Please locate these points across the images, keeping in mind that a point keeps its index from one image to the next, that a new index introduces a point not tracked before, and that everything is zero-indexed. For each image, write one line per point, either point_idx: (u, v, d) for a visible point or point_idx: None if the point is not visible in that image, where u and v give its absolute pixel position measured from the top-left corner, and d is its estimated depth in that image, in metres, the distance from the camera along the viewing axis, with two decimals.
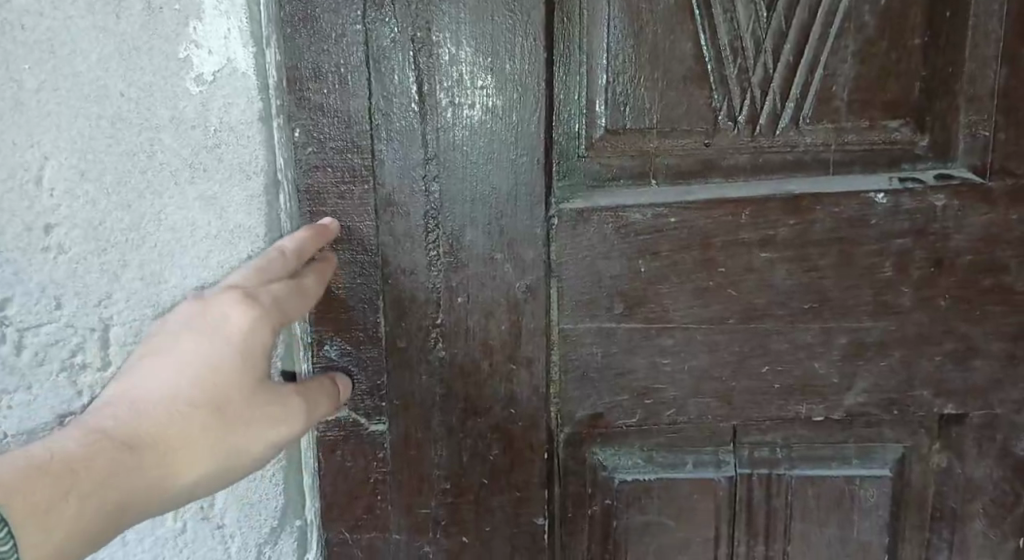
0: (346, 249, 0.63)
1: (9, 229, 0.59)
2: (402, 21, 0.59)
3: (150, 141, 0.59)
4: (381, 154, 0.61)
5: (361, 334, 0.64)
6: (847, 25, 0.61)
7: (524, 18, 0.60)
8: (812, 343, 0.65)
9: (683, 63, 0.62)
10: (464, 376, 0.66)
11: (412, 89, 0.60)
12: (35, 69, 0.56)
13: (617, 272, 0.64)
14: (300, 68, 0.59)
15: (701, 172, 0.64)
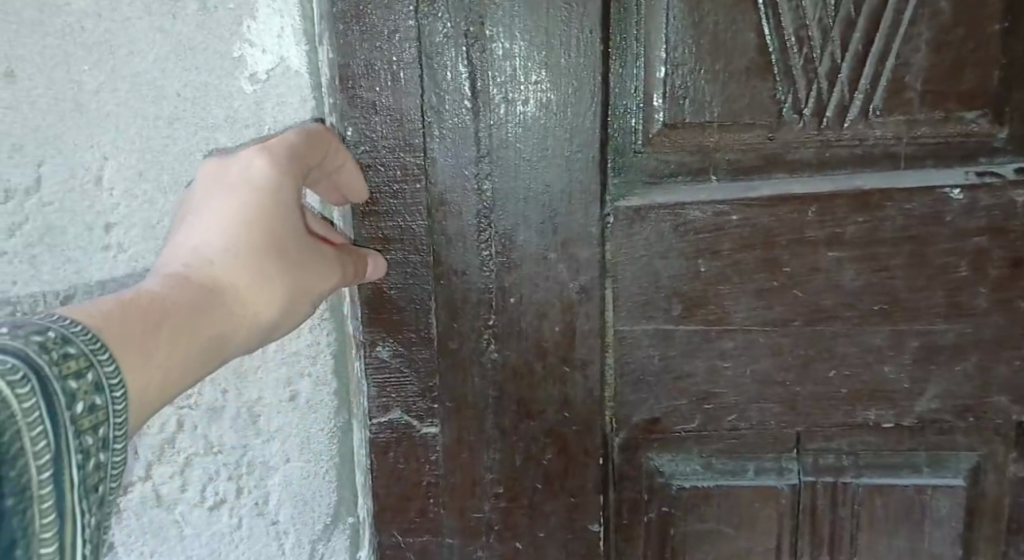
0: (398, 249, 0.62)
1: (71, 229, 0.60)
2: (456, 17, 0.58)
3: (207, 140, 0.60)
4: (433, 153, 0.60)
5: (413, 335, 0.63)
6: (921, 12, 0.58)
7: (580, 11, 0.58)
8: (882, 346, 0.63)
9: (746, 54, 0.59)
10: (517, 379, 0.64)
11: (465, 85, 0.59)
12: (95, 70, 0.57)
13: (676, 271, 0.62)
14: (352, 66, 0.58)
15: (762, 168, 0.62)
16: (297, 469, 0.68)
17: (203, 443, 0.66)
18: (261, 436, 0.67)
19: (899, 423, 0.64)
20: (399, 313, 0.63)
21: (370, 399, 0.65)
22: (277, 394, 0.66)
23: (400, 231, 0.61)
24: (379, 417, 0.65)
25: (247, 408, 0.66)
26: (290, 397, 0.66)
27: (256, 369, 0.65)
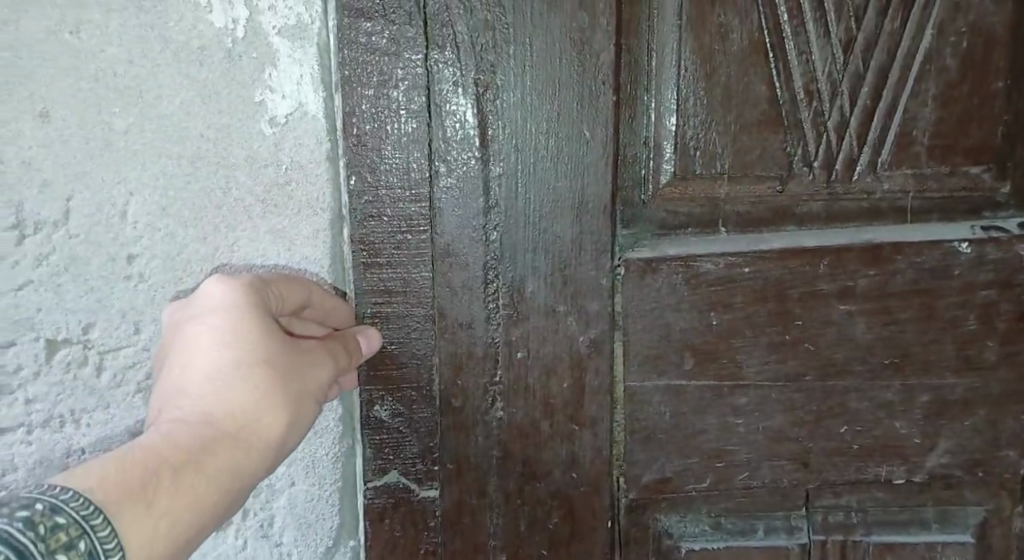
0: (400, 302, 0.59)
1: (94, 260, 0.55)
2: (466, 67, 0.56)
3: (226, 180, 0.56)
4: (439, 205, 0.58)
5: (413, 393, 0.60)
6: (928, 67, 0.58)
7: (594, 61, 0.56)
8: (892, 402, 0.62)
9: (757, 107, 0.58)
10: (523, 438, 0.61)
11: (473, 135, 0.57)
12: (125, 112, 0.54)
13: (686, 325, 0.60)
14: (357, 116, 0.56)
15: (772, 221, 0.61)
16: (301, 493, 0.62)
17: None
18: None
19: (909, 479, 0.64)
20: (399, 371, 0.60)
21: (366, 461, 0.61)
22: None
23: (401, 285, 0.59)
24: (376, 480, 0.61)
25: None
26: None
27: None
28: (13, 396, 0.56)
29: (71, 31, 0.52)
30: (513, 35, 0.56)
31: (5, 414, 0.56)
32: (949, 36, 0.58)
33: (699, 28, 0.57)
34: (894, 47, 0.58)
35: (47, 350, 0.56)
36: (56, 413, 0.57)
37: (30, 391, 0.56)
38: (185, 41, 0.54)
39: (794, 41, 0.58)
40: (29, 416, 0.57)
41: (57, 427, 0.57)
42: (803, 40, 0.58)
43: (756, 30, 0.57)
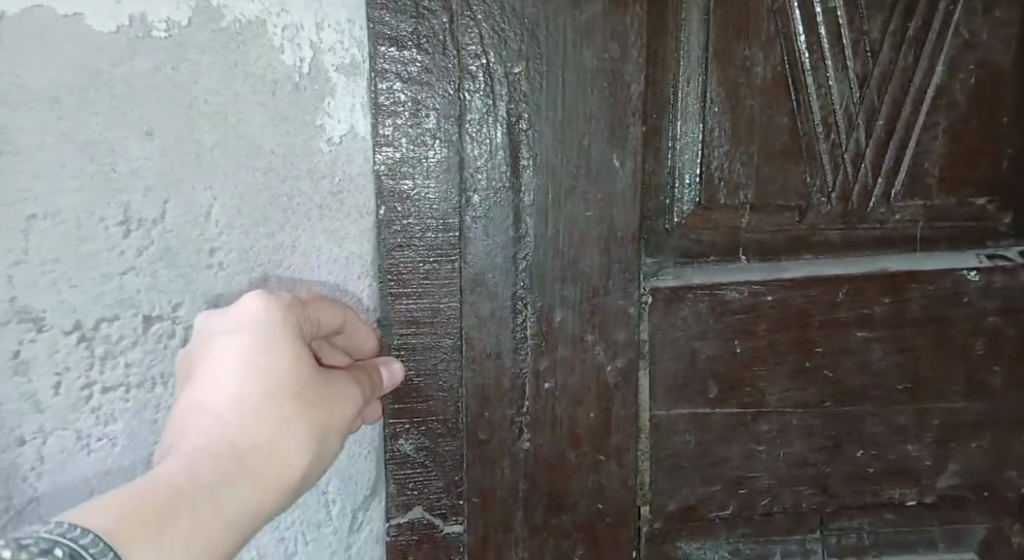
0: (428, 333, 0.58)
1: (183, 252, 0.57)
2: (498, 97, 0.56)
3: (290, 189, 0.57)
4: (469, 235, 0.57)
5: (439, 426, 0.59)
6: (938, 102, 0.61)
7: (625, 93, 0.57)
8: (906, 426, 0.64)
9: (779, 137, 0.60)
10: (550, 469, 0.60)
11: (504, 164, 0.57)
12: (209, 130, 0.55)
13: (711, 353, 0.60)
14: (386, 142, 0.56)
15: (790, 248, 0.63)
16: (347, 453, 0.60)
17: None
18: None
19: (921, 499, 0.65)
20: (426, 404, 0.59)
21: (389, 498, 0.60)
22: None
23: (429, 317, 0.58)
24: (399, 517, 0.60)
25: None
26: None
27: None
28: (115, 361, 0.57)
29: (171, 67, 0.54)
30: (547, 66, 0.56)
31: (107, 376, 0.58)
32: (958, 72, 0.60)
33: (725, 61, 0.58)
34: (906, 82, 0.60)
35: (142, 324, 0.57)
36: (149, 378, 0.58)
37: (128, 356, 0.58)
38: (262, 75, 0.55)
39: (814, 75, 0.59)
40: (127, 378, 0.58)
41: (149, 390, 0.58)
42: (822, 74, 0.59)
43: (778, 63, 0.59)
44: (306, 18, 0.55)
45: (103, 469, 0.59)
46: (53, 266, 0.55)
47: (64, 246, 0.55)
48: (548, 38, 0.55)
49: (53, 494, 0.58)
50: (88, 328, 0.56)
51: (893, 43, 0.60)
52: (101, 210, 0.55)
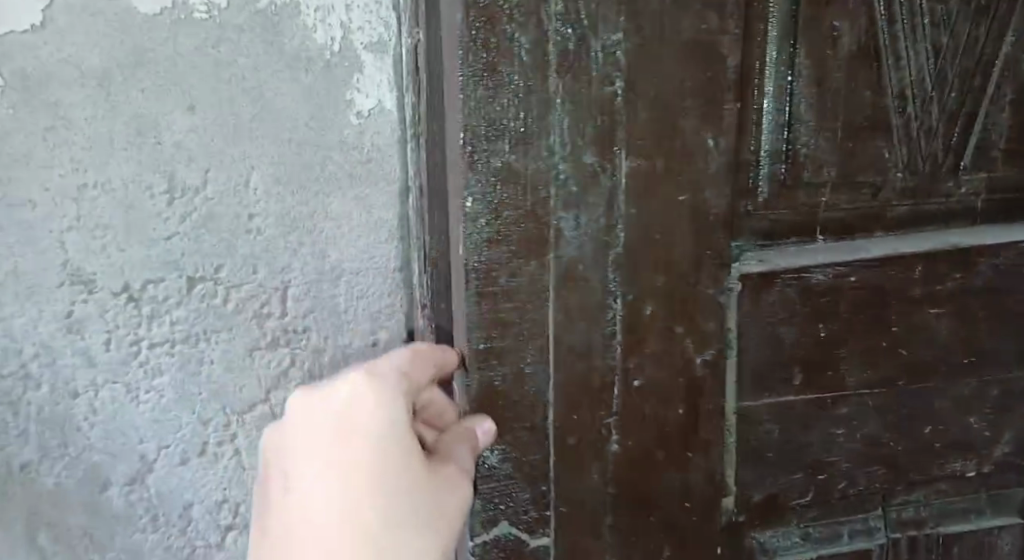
0: (516, 334, 0.53)
1: (226, 218, 0.68)
2: (595, 71, 0.50)
3: (324, 158, 0.68)
4: (559, 225, 0.52)
5: (525, 434, 0.54)
6: (1006, 73, 0.60)
7: (719, 64, 0.52)
8: (971, 399, 0.64)
9: (861, 112, 0.57)
10: (637, 471, 0.57)
11: (600, 147, 0.51)
12: (251, 106, 0.66)
13: (796, 339, 0.58)
14: (471, 123, 0.49)
15: (862, 226, 0.61)
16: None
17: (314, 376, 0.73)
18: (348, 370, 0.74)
19: (979, 469, 0.67)
20: (515, 411, 0.54)
21: (473, 515, 0.55)
22: (364, 334, 0.73)
23: (519, 317, 0.53)
24: (483, 534, 0.55)
25: (339, 347, 0.73)
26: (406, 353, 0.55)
27: (350, 314, 0.73)
28: (161, 319, 0.69)
29: (212, 46, 0.64)
30: (646, 35, 0.50)
31: (153, 333, 0.69)
32: None
33: (811, 30, 0.55)
34: (977, 51, 0.59)
35: (186, 285, 0.69)
36: (193, 333, 0.70)
37: (173, 315, 0.69)
38: (298, 55, 0.66)
39: (893, 46, 0.57)
40: (172, 334, 0.70)
41: (193, 344, 0.70)
42: (901, 46, 0.57)
43: (864, 33, 0.56)
44: (336, 3, 0.66)
45: (151, 417, 0.71)
46: (103, 231, 0.66)
47: (115, 214, 0.66)
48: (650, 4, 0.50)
49: (104, 440, 0.70)
50: (135, 290, 0.68)
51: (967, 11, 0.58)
52: (150, 180, 0.66)
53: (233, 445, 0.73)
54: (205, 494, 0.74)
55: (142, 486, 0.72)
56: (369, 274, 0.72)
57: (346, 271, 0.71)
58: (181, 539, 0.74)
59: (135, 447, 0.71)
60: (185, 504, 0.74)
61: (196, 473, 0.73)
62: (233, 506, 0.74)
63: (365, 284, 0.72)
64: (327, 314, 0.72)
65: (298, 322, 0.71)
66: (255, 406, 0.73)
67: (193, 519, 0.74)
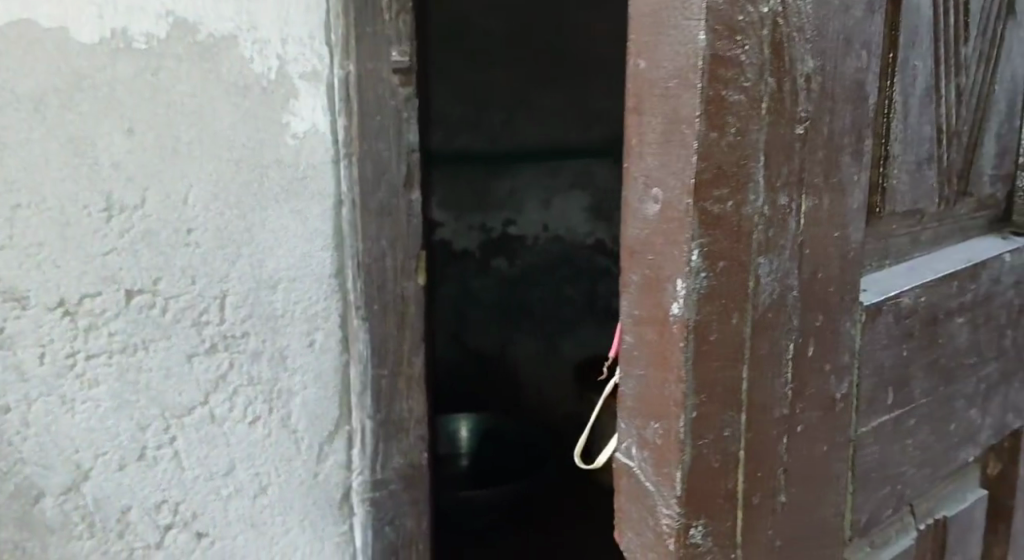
0: (722, 399, 0.45)
1: (164, 233, 0.83)
2: (799, 104, 0.45)
3: (261, 174, 0.86)
4: (757, 266, 0.45)
5: (722, 502, 0.47)
6: (984, 113, 0.70)
7: (863, 96, 0.50)
8: (970, 395, 0.75)
9: (923, 144, 0.62)
10: (793, 516, 0.53)
11: (792, 184, 0.46)
12: (189, 128, 0.82)
13: (891, 360, 0.61)
14: (704, 164, 0.40)
15: (911, 247, 0.66)
16: (312, 395, 0.92)
17: (249, 378, 0.89)
18: (286, 370, 0.90)
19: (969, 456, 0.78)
20: (717, 480, 0.46)
21: None
22: (301, 337, 0.90)
23: (725, 375, 0.45)
24: None
25: (278, 347, 0.90)
26: (309, 342, 0.91)
27: (287, 319, 0.89)
28: (97, 332, 0.82)
29: (152, 73, 0.80)
30: (831, 67, 0.47)
31: (90, 345, 0.82)
32: (993, 88, 0.71)
33: (908, 67, 0.57)
34: (975, 93, 0.68)
35: (125, 298, 0.82)
36: (131, 343, 0.83)
37: (110, 327, 0.82)
38: (235, 83, 0.84)
39: (943, 85, 0.63)
40: (111, 345, 0.83)
41: (131, 353, 0.83)
42: (946, 86, 0.64)
43: (932, 72, 0.61)
44: (272, 36, 0.85)
45: (87, 427, 0.83)
46: (38, 249, 0.79)
47: (51, 234, 0.79)
48: (837, 36, 0.47)
49: (37, 451, 0.82)
50: (71, 305, 0.81)
51: (970, 48, 0.66)
52: (87, 199, 0.80)
53: (172, 449, 0.87)
54: (143, 497, 0.87)
55: (79, 495, 0.84)
56: (306, 281, 0.89)
57: (284, 279, 0.88)
58: (118, 544, 0.87)
59: (71, 457, 0.83)
60: (125, 508, 0.86)
61: (134, 477, 0.86)
62: (172, 506, 0.88)
63: (300, 291, 0.89)
64: (262, 321, 0.88)
65: (236, 329, 0.87)
66: (194, 410, 0.87)
67: (131, 522, 0.87)
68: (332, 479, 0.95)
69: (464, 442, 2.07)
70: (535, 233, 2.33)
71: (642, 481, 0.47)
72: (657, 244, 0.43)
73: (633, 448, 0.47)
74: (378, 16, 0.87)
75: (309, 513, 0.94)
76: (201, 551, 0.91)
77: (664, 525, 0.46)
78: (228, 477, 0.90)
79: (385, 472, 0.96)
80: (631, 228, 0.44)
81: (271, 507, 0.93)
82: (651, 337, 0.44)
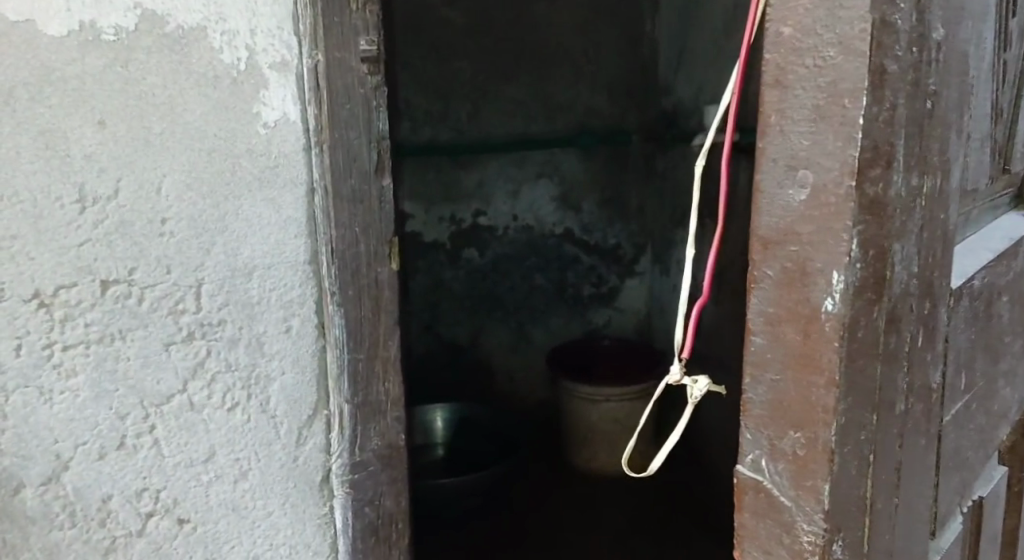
0: (864, 399, 0.42)
1: (138, 223, 0.74)
2: (929, 77, 0.42)
3: (232, 165, 0.77)
4: (892, 255, 0.42)
5: (857, 510, 0.44)
6: (1022, 90, 0.69)
7: (966, 70, 0.48)
8: (1008, 376, 0.74)
9: (985, 121, 0.60)
10: (903, 514, 0.50)
11: (920, 166, 0.43)
12: (160, 119, 0.74)
13: (964, 343, 0.59)
14: (866, 142, 0.36)
15: (968, 227, 0.64)
16: (291, 380, 0.83)
17: (226, 365, 0.80)
18: (264, 356, 0.81)
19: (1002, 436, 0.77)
20: (855, 487, 0.43)
21: None
22: (277, 322, 0.81)
23: (866, 373, 0.41)
24: None
25: (255, 334, 0.80)
26: (286, 329, 0.82)
27: (263, 306, 0.80)
28: (74, 323, 0.74)
29: (122, 65, 0.72)
30: (951, 38, 0.44)
31: (67, 336, 0.74)
32: None
33: (984, 41, 0.55)
34: (1016, 70, 0.67)
35: (100, 288, 0.74)
36: (108, 333, 0.75)
37: (87, 317, 0.74)
38: (204, 73, 0.75)
39: (998, 60, 0.61)
40: (87, 336, 0.74)
41: (108, 342, 0.75)
42: (1000, 61, 0.62)
43: (995, 47, 0.59)
44: (241, 26, 0.76)
45: (66, 416, 0.75)
46: (11, 242, 0.71)
47: (25, 227, 0.71)
48: (956, 4, 0.44)
49: (18, 443, 0.74)
50: (47, 296, 0.72)
51: (1014, 23, 0.65)
52: (60, 190, 0.71)
53: (152, 436, 0.78)
54: (123, 485, 0.78)
55: (60, 484, 0.76)
56: (280, 269, 0.80)
57: (259, 267, 0.79)
58: (100, 532, 0.78)
59: (51, 448, 0.75)
60: (105, 497, 0.77)
61: (114, 467, 0.77)
62: (154, 493, 0.79)
63: (276, 279, 0.80)
64: (240, 308, 0.79)
65: (213, 316, 0.78)
66: (173, 398, 0.78)
67: (113, 511, 0.78)
68: (313, 462, 0.85)
69: (440, 434, 2.18)
70: (504, 224, 2.25)
71: (775, 495, 0.42)
72: (805, 233, 0.39)
73: (763, 460, 0.43)
74: (344, 8, 0.79)
75: (290, 497, 0.85)
76: (184, 538, 0.81)
77: (804, 543, 0.42)
78: (209, 464, 0.81)
79: (364, 453, 0.86)
80: (764, 218, 0.40)
81: (252, 491, 0.83)
82: (793, 338, 0.40)
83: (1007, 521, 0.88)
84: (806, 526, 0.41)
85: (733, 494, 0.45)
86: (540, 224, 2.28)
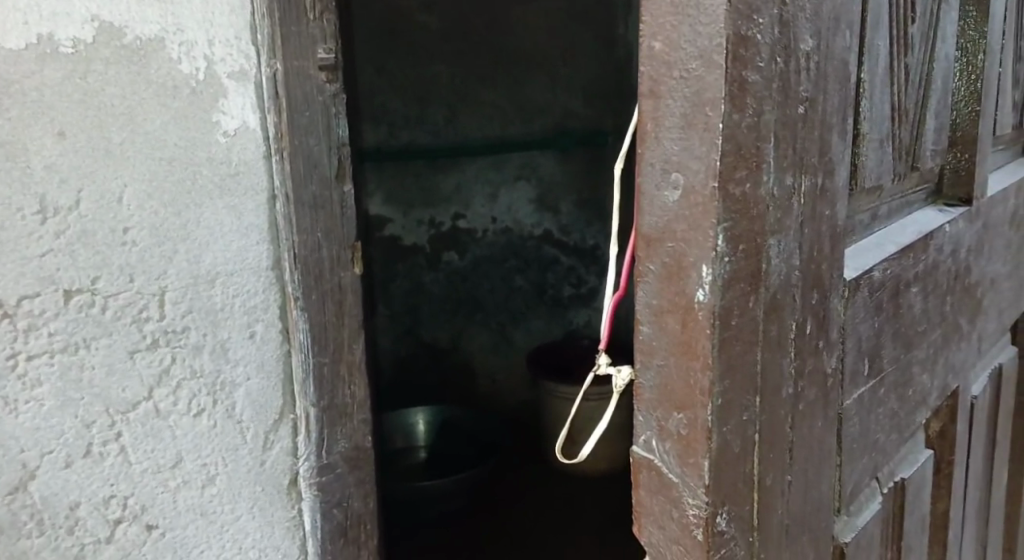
0: (744, 383, 0.45)
1: (99, 231, 0.74)
2: (801, 84, 0.46)
3: (192, 174, 0.76)
4: (768, 249, 0.45)
5: (743, 487, 0.47)
6: (928, 90, 0.73)
7: (848, 75, 0.52)
8: (924, 362, 0.78)
9: (885, 122, 0.64)
10: (798, 490, 0.54)
11: (795, 167, 0.47)
12: (120, 127, 0.73)
13: (866, 332, 0.62)
14: (728, 146, 0.40)
15: (874, 223, 0.68)
16: (256, 386, 0.82)
17: (191, 371, 0.79)
18: (228, 362, 0.80)
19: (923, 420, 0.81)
20: (739, 465, 0.46)
21: None
22: (242, 328, 0.80)
23: (747, 360, 0.45)
24: None
25: (219, 339, 0.80)
26: (251, 335, 0.81)
27: (226, 312, 0.79)
28: (38, 333, 0.73)
29: (80, 77, 0.72)
30: (825, 49, 0.48)
31: (31, 346, 0.73)
32: (935, 65, 0.73)
33: (875, 47, 0.59)
34: (920, 72, 0.71)
35: (63, 297, 0.73)
36: (72, 342, 0.74)
37: (51, 326, 0.73)
38: (163, 83, 0.74)
39: (897, 65, 0.65)
40: (51, 345, 0.73)
41: (72, 352, 0.74)
42: (899, 66, 0.66)
43: (891, 52, 0.63)
44: (200, 37, 0.76)
45: (32, 426, 0.73)
46: None
47: None
48: (830, 16, 0.48)
49: None
50: (10, 306, 0.72)
51: (916, 29, 0.68)
52: (21, 202, 0.71)
53: (119, 443, 0.77)
54: (91, 493, 0.77)
55: (26, 493, 0.75)
56: (242, 274, 0.80)
57: (221, 274, 0.79)
58: (70, 540, 0.77)
59: (18, 456, 0.74)
60: (72, 504, 0.76)
61: (81, 475, 0.76)
62: (121, 500, 0.78)
63: (238, 284, 0.80)
64: (204, 316, 0.79)
65: (178, 324, 0.77)
66: (138, 405, 0.77)
67: (80, 518, 0.77)
68: (280, 465, 0.84)
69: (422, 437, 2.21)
70: (483, 226, 2.29)
71: (664, 472, 0.46)
72: (681, 230, 0.42)
73: (653, 440, 0.46)
74: (302, 18, 0.78)
75: (259, 499, 0.84)
76: (152, 543, 0.80)
77: (690, 516, 0.45)
78: (176, 468, 0.80)
79: (331, 456, 0.85)
80: (648, 217, 0.44)
81: (221, 496, 0.82)
82: (674, 327, 0.44)
83: (936, 502, 0.91)
84: (688, 499, 0.45)
85: (631, 473, 0.48)
86: (519, 225, 2.32)
